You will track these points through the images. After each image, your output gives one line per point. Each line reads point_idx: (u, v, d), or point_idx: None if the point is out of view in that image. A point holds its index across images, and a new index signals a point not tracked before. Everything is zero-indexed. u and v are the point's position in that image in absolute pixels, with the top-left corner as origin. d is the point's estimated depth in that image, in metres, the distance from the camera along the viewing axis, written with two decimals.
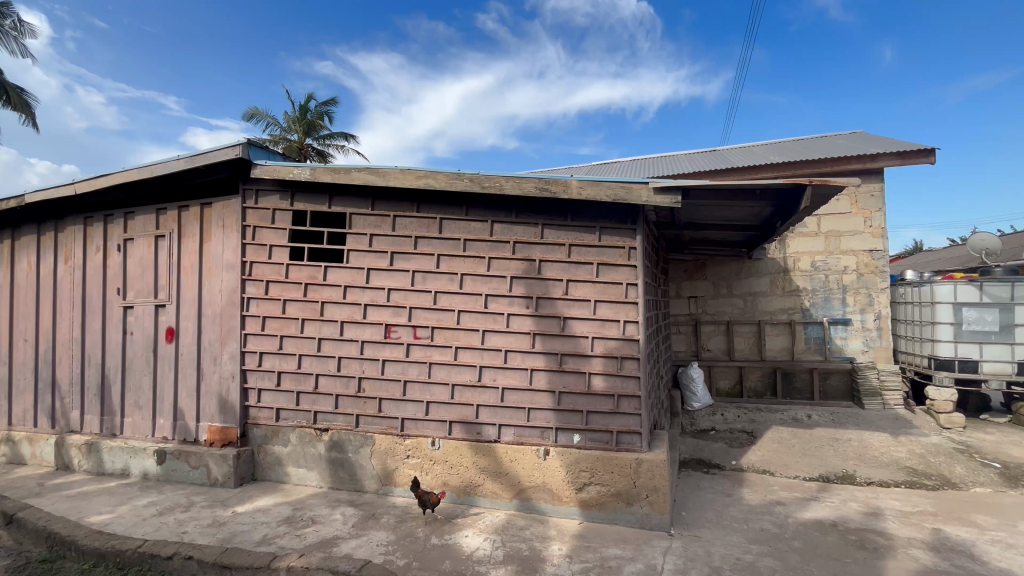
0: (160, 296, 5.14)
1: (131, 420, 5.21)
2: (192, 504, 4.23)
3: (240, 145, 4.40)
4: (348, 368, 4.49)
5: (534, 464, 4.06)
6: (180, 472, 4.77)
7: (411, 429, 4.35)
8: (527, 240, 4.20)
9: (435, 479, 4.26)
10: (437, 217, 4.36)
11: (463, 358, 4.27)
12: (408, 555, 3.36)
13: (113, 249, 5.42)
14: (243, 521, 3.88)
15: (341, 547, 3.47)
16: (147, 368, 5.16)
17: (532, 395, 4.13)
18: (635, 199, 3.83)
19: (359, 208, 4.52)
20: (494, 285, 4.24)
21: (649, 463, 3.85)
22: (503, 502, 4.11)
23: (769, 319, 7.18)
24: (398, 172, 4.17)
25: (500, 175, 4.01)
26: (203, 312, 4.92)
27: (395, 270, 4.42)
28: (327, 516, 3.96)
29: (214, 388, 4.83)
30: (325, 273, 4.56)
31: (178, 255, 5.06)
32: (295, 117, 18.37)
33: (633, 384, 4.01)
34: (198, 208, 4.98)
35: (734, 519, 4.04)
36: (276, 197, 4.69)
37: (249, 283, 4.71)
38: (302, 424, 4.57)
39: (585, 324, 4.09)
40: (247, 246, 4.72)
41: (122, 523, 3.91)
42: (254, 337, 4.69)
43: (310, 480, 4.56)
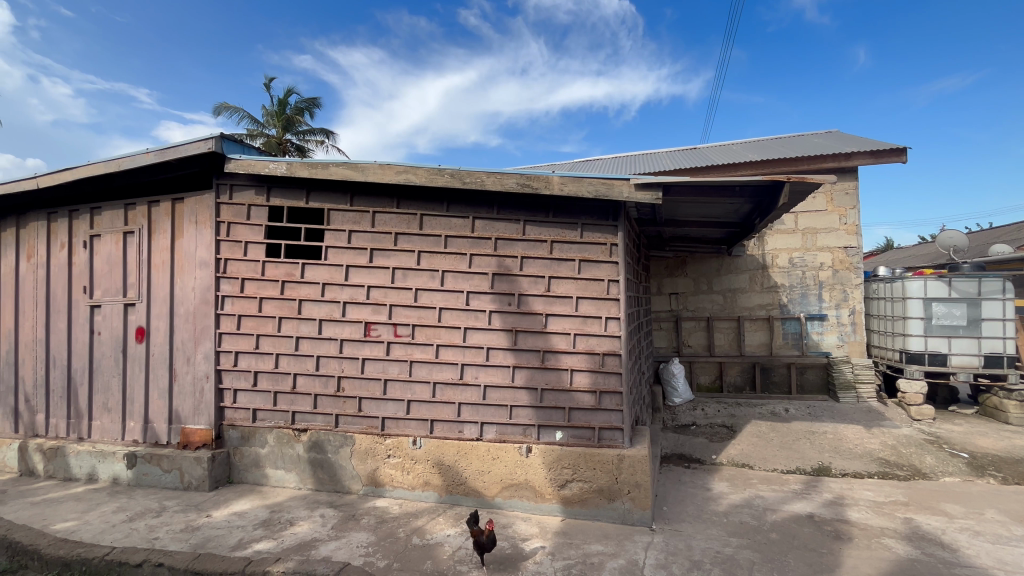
0: (129, 295, 4.96)
1: (99, 423, 5.03)
2: (164, 509, 4.10)
3: (212, 138, 4.26)
4: (327, 367, 4.40)
5: (516, 462, 4.04)
6: (152, 476, 4.62)
7: (392, 428, 4.28)
8: (508, 236, 4.17)
9: (416, 478, 4.21)
10: (417, 213, 4.30)
11: (445, 356, 4.22)
12: (389, 556, 3.31)
13: (79, 246, 5.21)
14: (218, 526, 3.78)
15: (320, 549, 3.41)
16: (116, 369, 4.98)
17: (515, 393, 4.11)
18: (616, 195, 3.83)
19: (337, 204, 4.42)
20: (475, 282, 4.20)
21: (631, 459, 3.85)
22: (487, 501, 4.09)
23: (749, 315, 7.28)
24: (378, 167, 4.09)
25: (482, 171, 3.96)
26: (176, 311, 4.77)
27: (374, 267, 4.34)
28: (305, 518, 3.88)
29: (187, 389, 4.69)
30: (303, 270, 4.45)
31: (148, 251, 4.89)
32: (272, 111, 18.07)
33: (615, 380, 4.01)
34: (168, 203, 4.81)
35: (714, 513, 4.09)
36: (251, 192, 4.56)
37: (223, 281, 4.58)
38: (280, 424, 4.47)
39: (567, 321, 4.08)
40: (221, 243, 4.58)
41: (89, 530, 3.77)
42: (228, 336, 4.56)
43: (288, 482, 4.46)
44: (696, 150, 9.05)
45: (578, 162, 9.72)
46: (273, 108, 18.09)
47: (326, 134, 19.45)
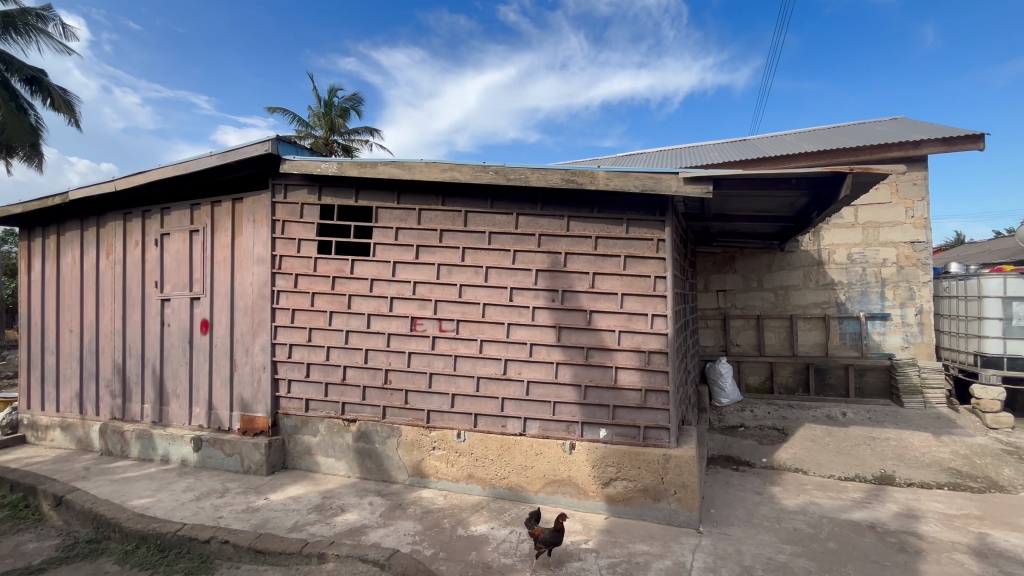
0: (194, 290, 5.29)
1: (169, 409, 5.41)
2: (227, 490, 4.37)
3: (269, 140, 4.47)
4: (375, 360, 4.55)
5: (559, 458, 4.04)
6: (216, 459, 4.93)
7: (436, 421, 4.38)
8: (552, 232, 4.16)
9: (460, 470, 4.29)
10: (462, 210, 4.36)
11: (488, 351, 4.27)
12: (435, 545, 3.40)
13: (151, 244, 5.60)
14: (275, 508, 3.99)
15: (370, 535, 3.54)
16: (183, 359, 5.33)
17: (558, 389, 4.11)
18: (664, 189, 3.74)
19: (385, 201, 4.55)
20: (519, 278, 4.22)
21: (678, 459, 3.77)
22: (529, 496, 4.11)
23: (803, 313, 6.94)
24: (424, 165, 4.17)
25: (526, 167, 3.96)
26: (236, 305, 5.05)
27: (420, 263, 4.44)
28: (356, 505, 4.03)
29: (246, 378, 4.97)
30: (352, 266, 4.61)
31: (211, 248, 5.20)
32: (319, 112, 18.74)
33: (661, 378, 3.94)
34: (229, 202, 5.10)
35: (765, 518, 3.94)
36: (304, 191, 4.76)
37: (279, 276, 4.81)
38: (331, 414, 4.66)
39: (612, 318, 4.03)
40: (276, 240, 4.82)
41: (162, 507, 4.07)
42: (284, 329, 4.79)
43: (339, 470, 4.64)
44: (745, 141, 8.70)
45: (621, 157, 9.54)
46: (320, 109, 18.76)
47: (370, 133, 19.97)
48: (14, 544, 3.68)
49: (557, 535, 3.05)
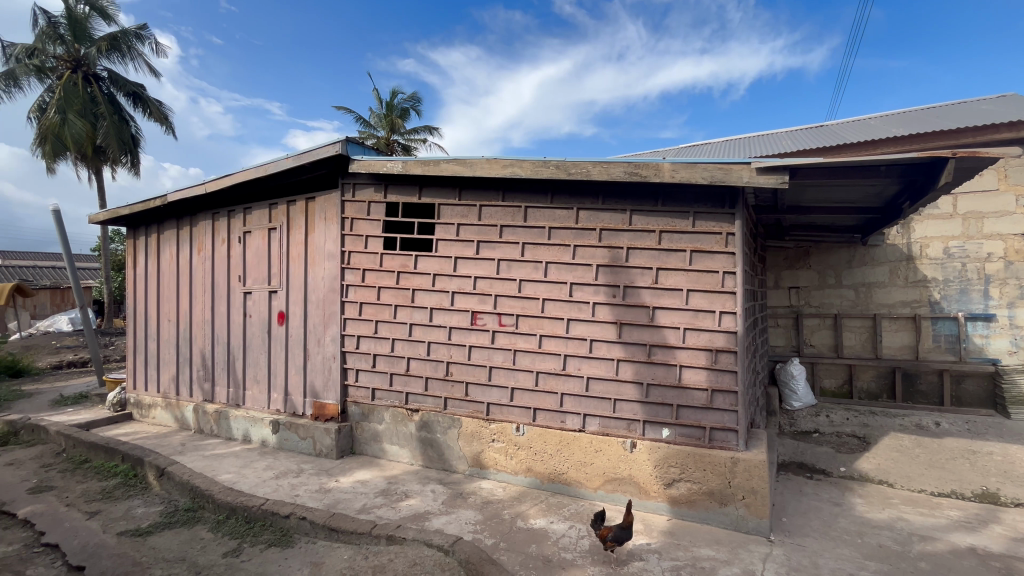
0: (272, 283, 5.69)
1: (251, 393, 5.86)
2: (302, 471, 4.68)
3: (339, 142, 4.70)
4: (436, 352, 4.69)
5: (620, 456, 3.98)
6: (292, 441, 5.29)
7: (496, 414, 4.45)
8: (613, 227, 4.09)
9: (519, 464, 4.33)
10: (522, 206, 4.38)
11: (548, 346, 4.27)
12: (496, 535, 3.46)
13: (235, 241, 6.08)
14: (345, 490, 4.23)
15: (433, 521, 3.66)
16: (263, 347, 5.76)
17: (619, 386, 4.04)
18: (734, 181, 3.57)
19: (447, 198, 4.66)
20: (578, 274, 4.19)
21: (747, 463, 3.60)
22: (588, 493, 4.08)
23: (889, 313, 6.36)
24: (485, 162, 4.23)
25: (588, 161, 3.92)
26: (309, 298, 5.38)
27: (481, 258, 4.52)
28: (419, 492, 4.18)
29: (319, 367, 5.28)
30: (416, 262, 4.78)
31: (287, 245, 5.56)
32: (381, 114, 19.46)
33: (729, 378, 3.77)
34: (303, 201, 5.43)
35: (845, 531, 3.69)
36: (371, 190, 4.98)
37: (348, 271, 5.07)
38: (395, 404, 4.86)
39: (676, 315, 3.91)
40: (346, 237, 5.08)
41: (247, 482, 4.43)
42: (352, 321, 5.05)
43: (402, 457, 4.83)
44: (823, 127, 8.09)
45: (683, 148, 9.18)
46: (381, 111, 19.49)
47: (427, 131, 20.50)
48: (126, 508, 4.14)
49: (627, 530, 3.05)
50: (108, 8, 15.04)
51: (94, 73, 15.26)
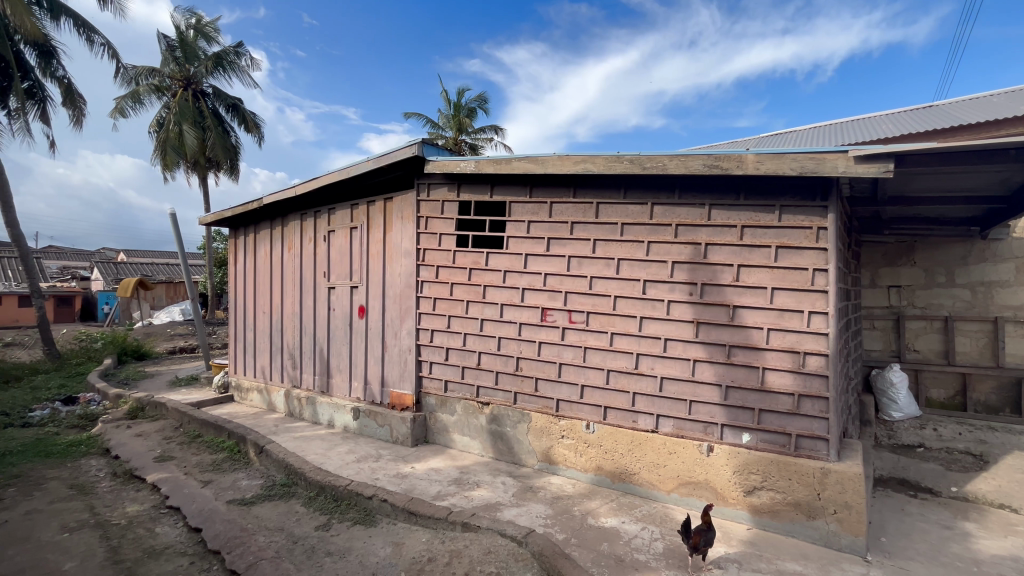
0: (354, 279, 6.07)
1: (334, 381, 6.30)
2: (381, 456, 4.97)
3: (416, 144, 4.90)
4: (507, 348, 4.77)
5: (696, 460, 3.85)
6: (371, 428, 5.62)
7: (566, 411, 4.45)
8: (690, 222, 3.94)
9: (589, 461, 4.32)
10: (594, 202, 4.34)
11: (619, 344, 4.21)
12: (566, 531, 3.48)
13: (321, 239, 6.55)
14: (421, 477, 4.44)
15: (504, 512, 3.75)
16: (345, 338, 6.16)
17: (695, 387, 3.90)
18: (828, 171, 3.31)
19: (518, 196, 4.73)
20: (652, 270, 4.09)
21: (839, 475, 3.35)
22: (661, 495, 3.98)
23: (1013, 316, 5.55)
24: (557, 159, 4.24)
25: (664, 154, 3.80)
26: (387, 293, 5.68)
27: (551, 255, 4.54)
28: (490, 483, 4.30)
29: (395, 358, 5.56)
30: (488, 259, 4.89)
31: (367, 243, 5.90)
32: (449, 115, 20.01)
33: (819, 383, 3.51)
34: (381, 202, 5.74)
35: (957, 558, 3.33)
36: (445, 189, 5.16)
37: (423, 268, 5.30)
38: (467, 396, 5.01)
39: (759, 314, 3.70)
40: (421, 235, 5.30)
41: (332, 464, 4.78)
42: (427, 315, 5.27)
43: (473, 448, 4.98)
44: (931, 107, 7.24)
45: (764, 137, 8.60)
46: (450, 112, 20.03)
47: (494, 131, 20.79)
48: (233, 479, 4.63)
49: (713, 532, 2.97)
50: (212, 30, 16.70)
51: (201, 89, 16.98)
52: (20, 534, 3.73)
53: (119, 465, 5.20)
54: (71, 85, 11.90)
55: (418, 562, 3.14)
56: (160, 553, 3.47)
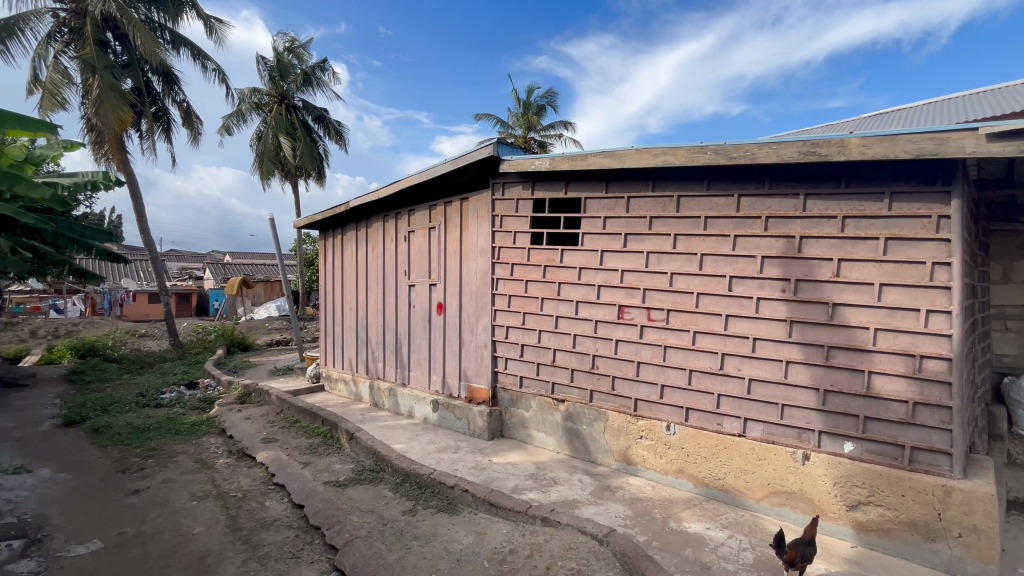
0: (432, 277, 6.33)
1: (414, 374, 6.61)
2: (459, 448, 5.15)
3: (492, 144, 5.01)
4: (583, 345, 4.74)
5: (789, 468, 3.60)
6: (449, 420, 5.84)
7: (644, 411, 4.34)
8: (782, 214, 3.68)
9: (669, 464, 4.19)
10: (674, 195, 4.19)
11: (702, 343, 4.04)
12: (648, 533, 3.40)
13: (401, 239, 6.91)
14: (499, 470, 4.55)
15: (582, 510, 3.74)
16: (424, 334, 6.45)
17: (788, 391, 3.65)
18: (952, 152, 2.94)
19: (594, 192, 4.67)
20: (740, 266, 3.87)
21: (965, 494, 2.98)
22: (750, 503, 3.77)
23: None
24: (635, 152, 4.14)
25: (753, 142, 3.58)
26: (464, 290, 5.86)
27: (629, 251, 4.44)
28: (567, 480, 4.31)
29: (472, 353, 5.73)
30: (563, 256, 4.89)
31: (445, 242, 6.13)
32: (518, 113, 20.14)
33: (939, 390, 3.14)
34: (458, 202, 5.93)
35: None
36: (519, 187, 5.22)
37: (499, 266, 5.40)
38: (542, 393, 5.05)
39: (864, 313, 3.38)
40: (496, 234, 5.41)
41: (415, 453, 5.03)
42: (502, 312, 5.38)
43: (549, 445, 5.00)
44: None
45: (865, 117, 7.80)
46: (518, 110, 20.16)
47: (563, 126, 20.67)
48: (328, 462, 5.02)
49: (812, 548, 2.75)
50: (302, 48, 18.10)
51: (293, 103, 18.41)
52: (159, 500, 4.31)
53: (233, 444, 5.84)
54: (189, 108, 13.45)
55: (500, 552, 3.23)
56: (271, 524, 3.86)
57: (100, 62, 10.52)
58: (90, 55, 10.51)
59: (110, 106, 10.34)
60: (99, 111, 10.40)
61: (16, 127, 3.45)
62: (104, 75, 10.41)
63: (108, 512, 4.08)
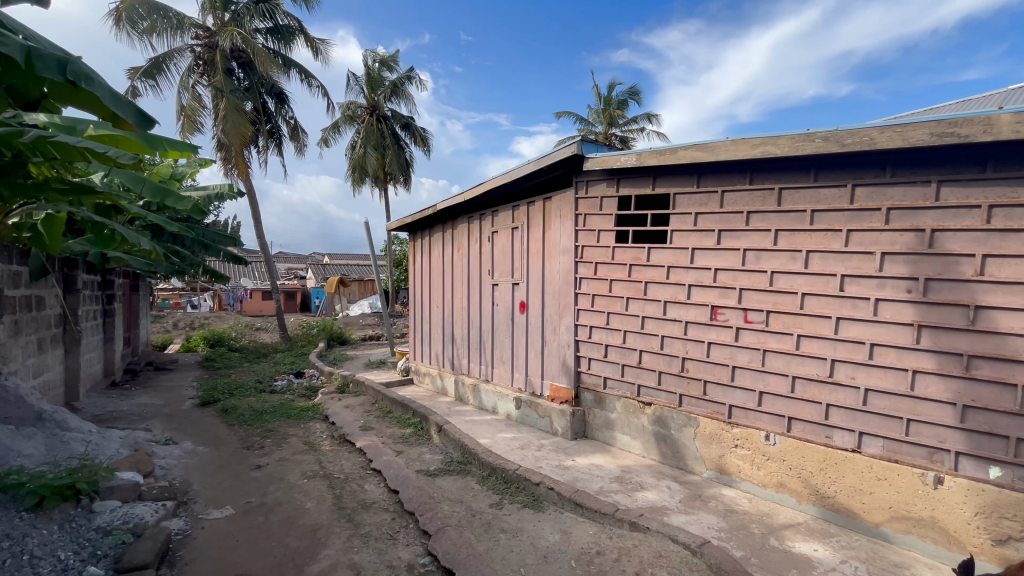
0: (515, 276, 6.44)
1: (497, 371, 6.77)
2: (542, 446, 5.19)
3: (576, 142, 4.99)
4: (671, 347, 4.57)
5: (917, 491, 3.19)
6: (532, 418, 5.90)
7: (741, 418, 4.08)
8: (908, 204, 3.28)
9: (769, 477, 3.89)
10: (774, 187, 3.89)
11: (808, 348, 3.71)
12: (745, 548, 3.20)
13: (485, 240, 7.12)
14: (583, 470, 4.51)
15: (672, 518, 3.61)
16: (507, 332, 6.58)
17: (914, 404, 3.23)
18: None
19: (684, 187, 4.47)
20: (854, 263, 3.51)
21: None
22: (866, 527, 3.40)
23: None
24: (731, 144, 3.91)
25: (871, 126, 3.23)
26: (546, 289, 5.89)
27: (723, 249, 4.20)
28: (654, 485, 4.18)
29: (555, 352, 5.74)
30: (649, 254, 4.74)
31: (527, 242, 6.21)
32: (598, 109, 19.82)
33: None
34: (541, 201, 5.97)
35: None
36: (603, 185, 5.14)
37: (582, 265, 5.36)
38: (627, 395, 4.93)
39: (1017, 318, 2.90)
40: (580, 232, 5.37)
41: (500, 448, 5.15)
42: (586, 312, 5.33)
43: (634, 448, 4.87)
44: None
45: (1010, 89, 6.70)
46: (599, 106, 19.84)
47: (646, 120, 19.99)
48: (419, 452, 5.31)
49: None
50: (392, 62, 19.27)
51: (383, 113, 19.59)
52: (276, 475, 4.83)
53: (335, 430, 6.37)
54: (297, 124, 14.88)
55: (587, 553, 3.21)
56: (370, 506, 4.16)
57: (227, 87, 12.00)
58: (219, 82, 12.03)
59: (235, 125, 11.82)
60: (226, 130, 11.87)
61: (166, 149, 3.96)
62: (230, 97, 11.91)
63: (237, 483, 4.65)
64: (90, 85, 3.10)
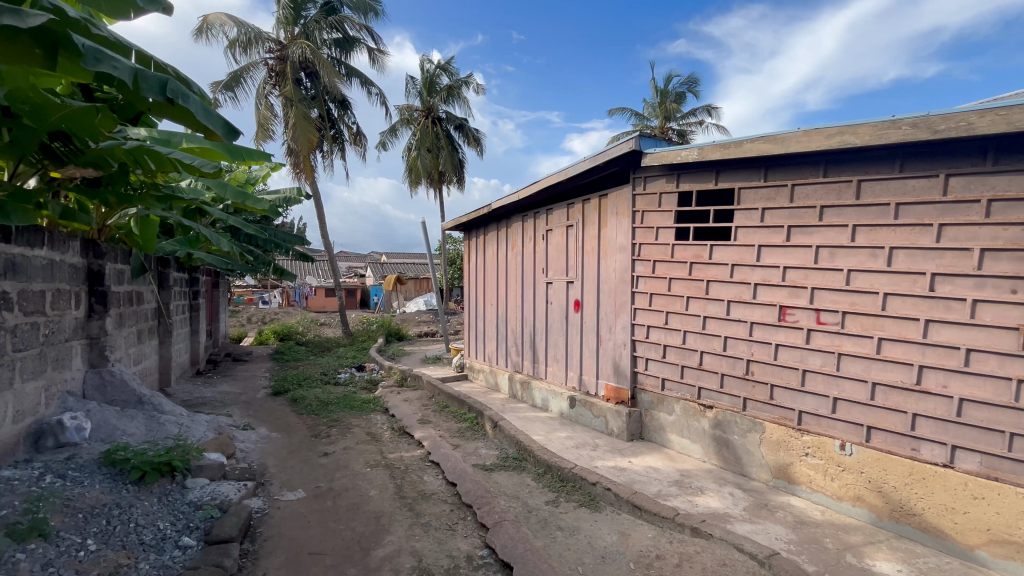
0: (569, 274, 6.41)
1: (551, 369, 6.77)
2: (597, 446, 5.14)
3: (634, 138, 4.89)
4: (735, 348, 4.38)
5: (1021, 514, 2.88)
6: (586, 417, 5.85)
7: (812, 425, 3.85)
8: (1012, 196, 2.96)
9: (845, 489, 3.64)
10: (853, 179, 3.62)
11: (891, 352, 3.44)
12: (818, 563, 3.02)
13: (539, 238, 7.13)
14: (639, 472, 4.43)
15: (737, 526, 3.46)
16: (561, 330, 6.56)
17: (1018, 417, 2.92)
18: None
19: (749, 181, 4.27)
20: (946, 261, 3.21)
21: None
22: (959, 549, 3.10)
23: None
24: (803, 134, 3.69)
25: (968, 110, 2.94)
26: (602, 288, 5.82)
27: (793, 246, 3.97)
28: (716, 491, 4.03)
29: (610, 352, 5.66)
30: (711, 252, 4.57)
31: (583, 240, 6.16)
32: (654, 103, 19.29)
33: None
34: (596, 199, 5.90)
35: None
36: (662, 181, 5.00)
37: (639, 263, 5.25)
38: (687, 397, 4.78)
39: None
40: (637, 229, 5.26)
41: (554, 446, 5.15)
42: (643, 311, 5.22)
43: (693, 452, 4.72)
44: None
45: None
46: (654, 100, 19.31)
47: (706, 112, 19.20)
48: (475, 447, 5.42)
49: None
50: (447, 64, 19.68)
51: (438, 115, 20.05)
52: (342, 463, 5.10)
53: (395, 422, 6.62)
54: (358, 129, 15.58)
55: (646, 556, 3.16)
56: (429, 497, 4.30)
57: (297, 96, 12.76)
58: (289, 92, 12.81)
59: (304, 132, 12.55)
60: (296, 137, 12.64)
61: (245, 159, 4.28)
62: (299, 106, 12.65)
63: (307, 468, 4.96)
64: (186, 102, 3.37)
